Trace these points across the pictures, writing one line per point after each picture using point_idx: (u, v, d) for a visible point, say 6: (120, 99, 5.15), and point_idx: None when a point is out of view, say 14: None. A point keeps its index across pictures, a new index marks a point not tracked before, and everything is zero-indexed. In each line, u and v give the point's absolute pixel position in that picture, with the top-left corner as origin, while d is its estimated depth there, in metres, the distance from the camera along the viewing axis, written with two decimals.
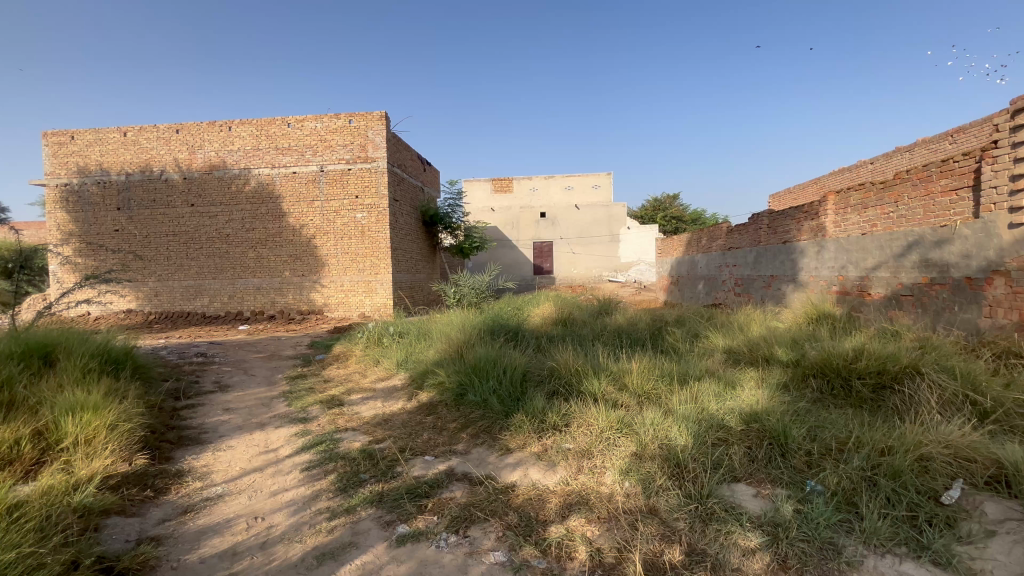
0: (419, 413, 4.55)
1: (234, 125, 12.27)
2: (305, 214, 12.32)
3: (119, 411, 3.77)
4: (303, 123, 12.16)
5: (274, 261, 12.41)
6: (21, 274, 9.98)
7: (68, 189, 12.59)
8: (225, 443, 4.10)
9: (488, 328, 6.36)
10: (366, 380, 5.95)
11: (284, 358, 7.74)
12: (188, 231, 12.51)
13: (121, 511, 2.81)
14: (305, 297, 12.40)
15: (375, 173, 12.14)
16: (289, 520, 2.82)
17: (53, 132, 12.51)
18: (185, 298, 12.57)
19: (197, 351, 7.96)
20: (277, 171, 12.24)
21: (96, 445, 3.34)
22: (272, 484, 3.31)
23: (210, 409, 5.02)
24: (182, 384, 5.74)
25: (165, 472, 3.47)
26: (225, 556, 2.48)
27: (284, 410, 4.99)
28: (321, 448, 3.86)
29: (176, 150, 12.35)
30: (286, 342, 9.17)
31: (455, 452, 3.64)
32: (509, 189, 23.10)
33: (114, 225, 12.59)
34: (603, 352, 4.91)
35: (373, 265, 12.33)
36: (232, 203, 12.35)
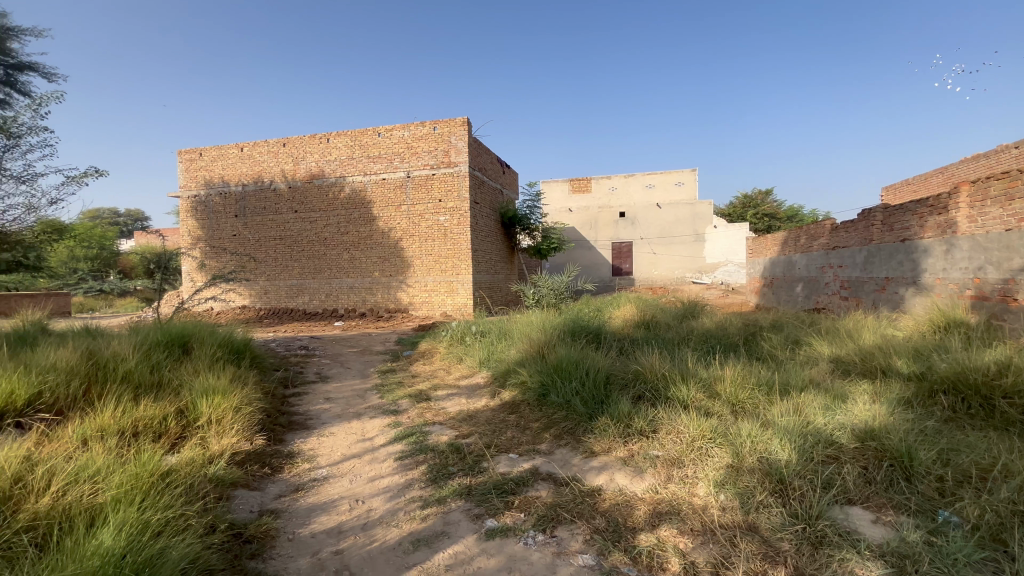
0: (503, 411, 4.64)
1: (332, 137, 13.33)
2: (393, 218, 13.05)
3: (241, 396, 4.25)
4: (391, 132, 12.91)
5: (365, 263, 13.29)
6: (161, 273, 11.61)
7: (198, 200, 14.44)
8: (327, 430, 4.47)
9: (569, 330, 6.34)
10: (450, 377, 6.19)
11: (375, 352, 8.27)
12: (292, 235, 13.79)
13: (246, 484, 3.17)
14: (392, 296, 13.14)
15: (457, 177, 12.54)
16: (386, 505, 3.00)
17: (186, 150, 14.40)
18: (290, 295, 13.87)
19: (300, 344, 8.75)
20: (369, 178, 13.10)
21: (225, 424, 3.79)
22: (369, 470, 3.55)
23: (313, 398, 5.50)
24: (290, 374, 6.35)
25: (279, 452, 3.85)
26: (332, 533, 2.70)
27: (377, 402, 5.33)
28: (412, 439, 4.08)
29: (283, 162, 13.68)
30: (376, 338, 9.79)
31: (539, 452, 3.67)
32: (588, 190, 22.81)
33: (233, 231, 14.20)
34: (692, 357, 4.70)
35: (454, 265, 12.75)
36: (330, 209, 13.42)
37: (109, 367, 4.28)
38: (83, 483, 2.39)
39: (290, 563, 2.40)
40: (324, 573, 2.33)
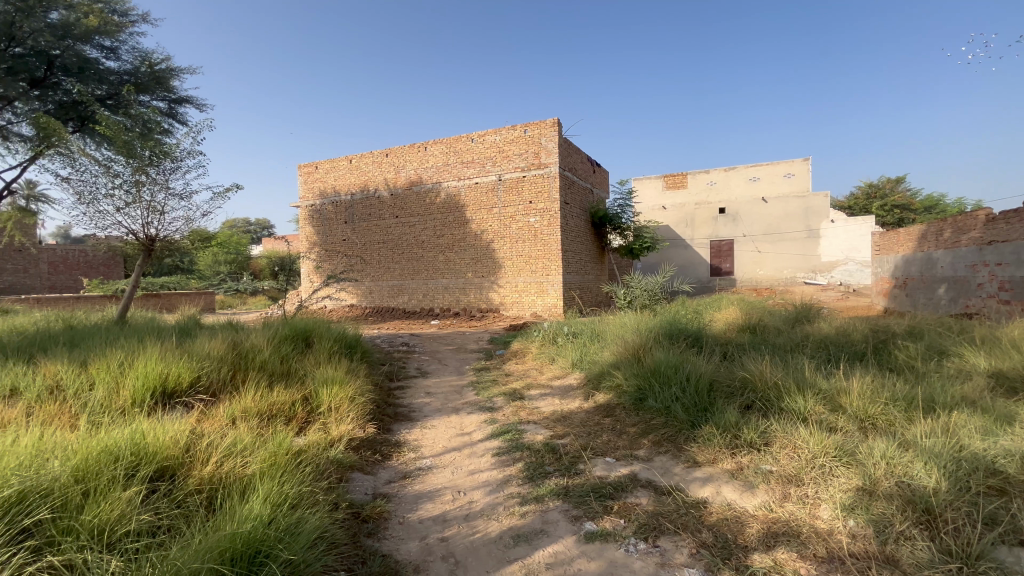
0: (597, 414, 4.58)
1: (429, 145, 14.09)
2: (485, 220, 13.45)
3: (355, 387, 4.64)
4: (484, 137, 13.33)
5: (459, 264, 13.85)
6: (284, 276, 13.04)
7: (315, 208, 16.06)
8: (429, 422, 4.73)
9: (666, 332, 6.08)
10: (543, 377, 6.23)
11: (470, 350, 8.58)
12: (394, 239, 14.79)
13: (361, 468, 3.47)
14: (484, 296, 13.55)
15: (547, 178, 12.59)
16: (486, 499, 3.11)
17: (305, 165, 16.09)
18: (392, 295, 14.89)
19: (402, 341, 9.37)
20: (463, 183, 13.64)
21: (343, 412, 4.17)
22: (469, 464, 3.70)
23: (415, 392, 5.84)
24: (394, 368, 6.80)
25: (388, 440, 4.15)
26: (438, 521, 2.85)
27: (474, 398, 5.54)
28: (508, 436, 4.18)
29: (387, 171, 14.73)
30: (469, 337, 10.16)
31: (637, 457, 3.56)
32: (683, 186, 21.69)
33: (343, 236, 15.59)
34: (809, 365, 4.28)
35: (544, 266, 12.77)
36: (427, 213, 14.19)
37: (249, 358, 4.92)
38: (235, 456, 2.76)
39: (402, 545, 2.57)
40: (431, 558, 2.47)
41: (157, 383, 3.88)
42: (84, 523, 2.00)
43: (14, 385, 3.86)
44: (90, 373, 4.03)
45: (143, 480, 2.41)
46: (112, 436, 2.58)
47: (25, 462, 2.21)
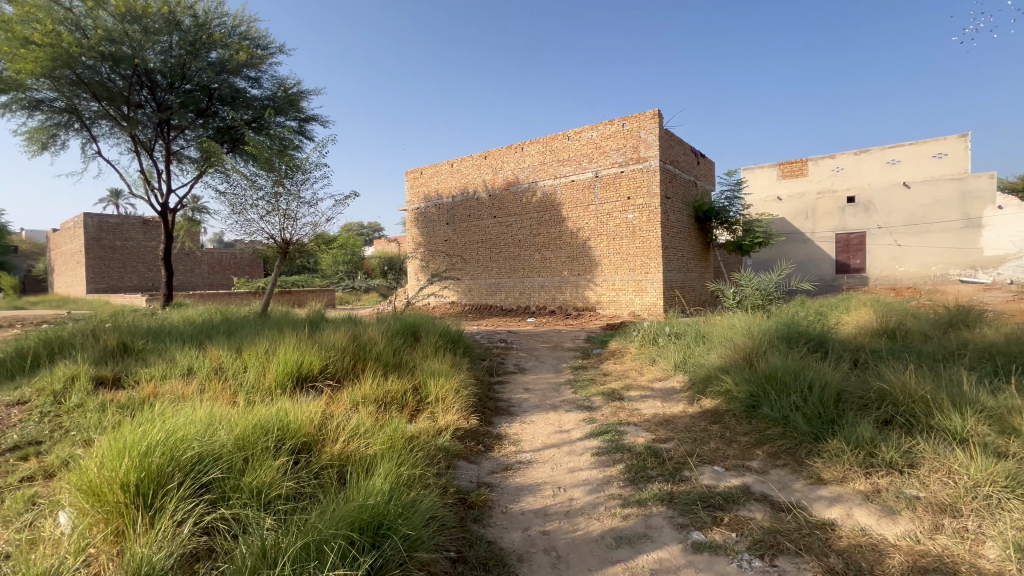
0: (703, 419, 4.33)
1: (526, 145, 14.33)
2: (582, 218, 13.34)
3: (459, 380, 4.90)
4: (581, 134, 13.22)
5: (555, 262, 13.90)
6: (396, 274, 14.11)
7: (420, 211, 17.15)
8: (528, 418, 4.83)
9: (784, 335, 5.56)
10: (643, 378, 6.03)
11: (566, 349, 8.58)
12: (492, 238, 15.27)
13: (466, 457, 3.65)
14: (580, 294, 13.44)
15: (647, 172, 12.11)
16: (587, 497, 3.10)
17: (411, 171, 17.25)
18: (490, 293, 15.40)
19: (500, 337, 9.65)
20: (559, 181, 13.67)
21: (448, 403, 4.41)
22: (569, 461, 3.72)
23: (514, 387, 5.99)
24: (494, 363, 7.03)
25: (490, 432, 4.32)
26: (539, 514, 2.91)
27: (572, 396, 5.54)
28: (608, 437, 4.12)
29: (485, 172, 15.26)
30: (566, 335, 10.16)
31: (750, 469, 3.32)
32: (803, 173, 19.57)
33: (445, 237, 16.46)
34: (969, 378, 3.65)
35: (643, 264, 12.29)
36: (524, 213, 14.45)
37: (367, 349, 5.41)
38: (359, 437, 3.08)
39: (505, 533, 2.67)
40: (534, 549, 2.53)
41: (294, 369, 4.44)
42: (246, 484, 2.37)
43: (189, 365, 4.66)
44: (244, 358, 4.71)
45: (288, 451, 2.79)
46: (263, 413, 3.01)
47: (202, 429, 2.67)
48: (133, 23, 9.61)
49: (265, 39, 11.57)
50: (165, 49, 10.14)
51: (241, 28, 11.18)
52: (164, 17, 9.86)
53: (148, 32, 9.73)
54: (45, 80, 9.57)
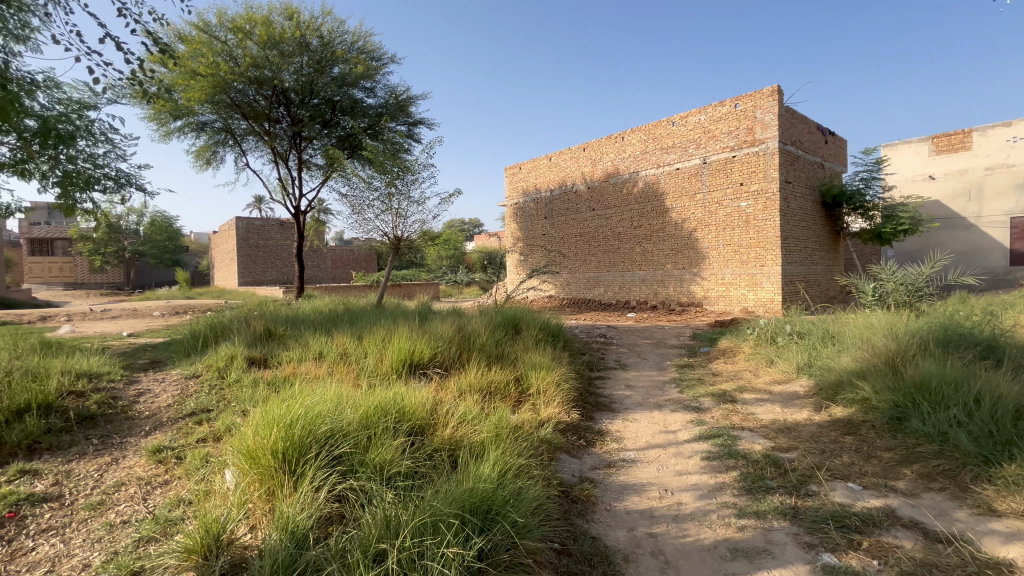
0: (834, 430, 3.86)
1: (627, 134, 13.88)
2: (688, 208, 12.60)
3: (559, 373, 4.91)
4: (687, 119, 12.47)
5: (658, 255, 13.31)
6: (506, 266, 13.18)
7: (519, 206, 17.45)
8: (631, 415, 4.70)
9: (940, 338, 4.75)
10: (760, 380, 5.54)
11: (670, 345, 8.19)
12: (591, 231, 15.06)
13: (568, 451, 3.65)
14: (685, 289, 12.71)
15: (764, 155, 11.04)
16: (697, 503, 2.94)
17: (511, 167, 17.62)
18: (589, 287, 15.21)
19: (600, 332, 9.49)
20: (662, 170, 13.04)
21: (550, 395, 4.44)
22: (676, 463, 3.55)
23: (616, 383, 5.85)
24: (594, 358, 6.94)
25: (591, 427, 4.28)
26: (644, 515, 2.82)
27: (678, 396, 5.28)
28: (719, 441, 3.86)
29: (584, 164, 15.08)
30: (669, 331, 9.69)
31: (895, 489, 2.89)
32: (965, 147, 16.49)
33: (544, 230, 16.58)
34: None
35: (758, 256, 11.28)
36: (624, 204, 14.02)
37: (471, 341, 5.63)
38: (467, 424, 3.22)
39: (610, 531, 2.63)
40: (641, 551, 2.46)
41: (407, 357, 4.77)
42: (371, 459, 2.61)
43: (320, 350, 5.22)
44: (364, 345, 5.18)
45: (405, 433, 3.01)
46: (383, 396, 3.28)
47: (333, 407, 2.98)
48: (272, 49, 10.98)
49: (379, 51, 12.48)
50: (298, 68, 11.40)
51: (359, 43, 12.17)
52: (296, 40, 11.13)
53: (284, 55, 11.06)
54: (208, 105, 11.29)
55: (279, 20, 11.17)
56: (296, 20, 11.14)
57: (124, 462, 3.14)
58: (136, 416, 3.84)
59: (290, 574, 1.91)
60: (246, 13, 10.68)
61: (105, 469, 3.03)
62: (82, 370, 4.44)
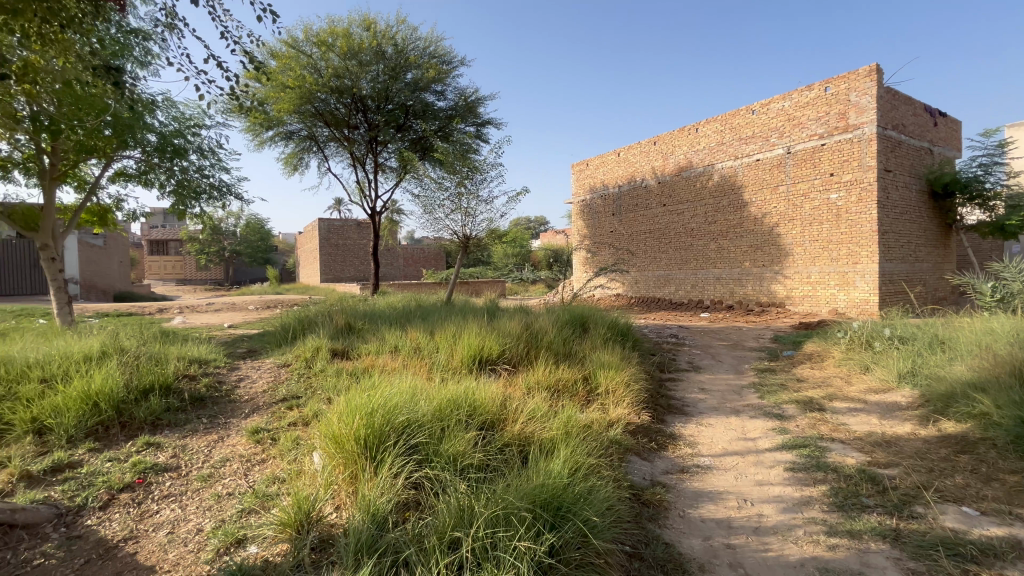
0: (944, 447, 3.45)
1: (702, 125, 13.24)
2: (769, 202, 11.79)
3: (629, 373, 4.80)
4: (769, 106, 11.68)
5: (735, 252, 12.58)
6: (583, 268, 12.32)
7: (586, 203, 17.25)
8: (705, 420, 4.49)
9: None
10: (853, 388, 5.08)
11: (748, 348, 7.72)
12: (661, 228, 14.57)
13: (638, 453, 3.57)
14: (765, 288, 11.92)
15: (859, 142, 10.08)
16: (780, 515, 2.76)
17: (578, 163, 17.45)
18: (658, 286, 14.71)
19: (671, 332, 9.15)
20: (740, 162, 12.31)
21: (619, 396, 4.35)
22: (756, 473, 3.35)
23: (688, 386, 5.62)
24: (665, 359, 6.71)
25: (662, 430, 4.14)
26: (721, 525, 2.70)
27: (757, 401, 4.97)
28: (805, 452, 3.59)
29: (654, 159, 14.60)
30: (747, 333, 9.14)
31: (1022, 519, 2.54)
32: None
33: (611, 227, 16.26)
34: None
35: (850, 253, 10.32)
36: (698, 199, 13.41)
37: (539, 338, 5.65)
38: (536, 421, 3.24)
39: (683, 538, 2.54)
40: (717, 561, 2.35)
41: (477, 352, 4.89)
42: (445, 450, 2.71)
43: (395, 344, 5.49)
44: (436, 340, 5.37)
45: (477, 426, 3.09)
46: (455, 390, 3.38)
47: (409, 399, 3.12)
48: (352, 59, 11.67)
49: (450, 54, 12.82)
50: (375, 76, 12.02)
51: (431, 48, 12.58)
52: (374, 49, 11.76)
53: (362, 64, 11.73)
54: (296, 115, 12.22)
55: (358, 31, 11.83)
56: (373, 30, 11.75)
57: (228, 439, 3.50)
58: (237, 399, 4.27)
59: (372, 554, 2.04)
60: (329, 27, 11.44)
61: (213, 446, 3.40)
62: (194, 357, 5.00)
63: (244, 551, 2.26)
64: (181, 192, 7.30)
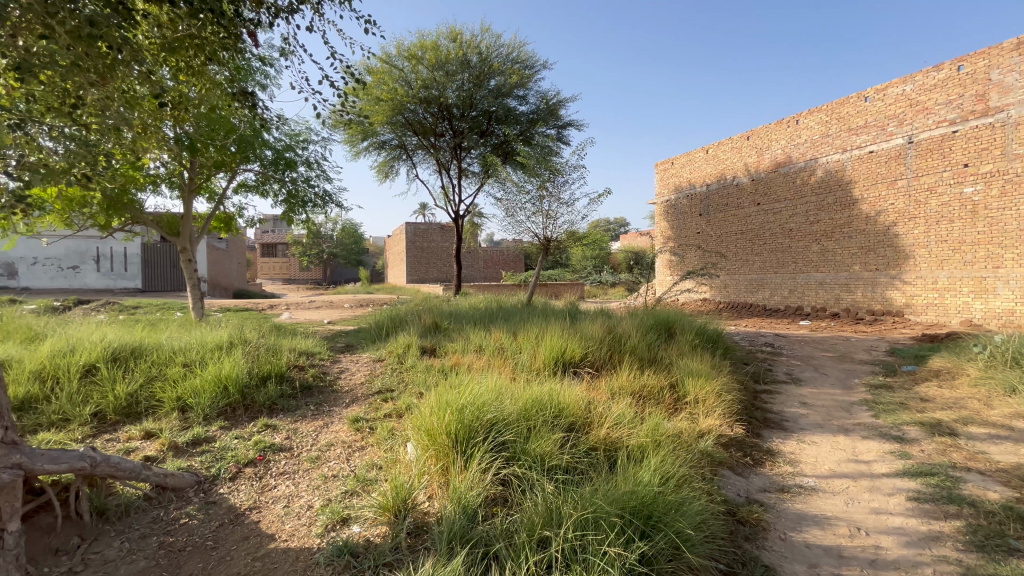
0: None
1: (804, 116, 12.18)
2: (885, 198, 10.56)
3: (721, 383, 4.55)
4: (886, 91, 10.46)
5: (842, 254, 11.42)
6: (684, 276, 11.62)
7: (670, 203, 16.58)
8: (808, 437, 4.13)
9: None
10: (993, 413, 4.39)
11: (858, 361, 6.97)
12: (755, 229, 13.61)
13: (732, 468, 3.36)
14: (879, 295, 10.68)
15: (1002, 127, 8.70)
16: (901, 550, 2.47)
17: (662, 162, 16.84)
18: (751, 290, 13.77)
19: (766, 341, 8.51)
20: (849, 154, 11.14)
21: (710, 406, 4.14)
22: (871, 500, 3.02)
23: (787, 399, 5.19)
24: (759, 370, 6.26)
25: (758, 446, 3.88)
26: (830, 553, 2.47)
27: (871, 421, 4.47)
28: (933, 481, 3.17)
29: (748, 155, 13.68)
30: (857, 344, 8.25)
31: None
32: None
33: (698, 228, 15.49)
34: None
35: (989, 255, 8.94)
36: (798, 197, 12.35)
37: (622, 343, 5.54)
38: (623, 427, 3.19)
39: (786, 563, 2.36)
40: None
41: (560, 355, 4.90)
42: (532, 450, 2.75)
43: (480, 343, 5.65)
44: (518, 341, 5.46)
45: (563, 428, 3.10)
46: (540, 390, 3.42)
47: (496, 398, 3.20)
48: (439, 70, 12.25)
49: (532, 59, 12.98)
50: (460, 85, 12.50)
51: (513, 54, 12.83)
52: (459, 59, 12.24)
53: (449, 74, 12.25)
54: (388, 126, 13.05)
55: (445, 43, 12.38)
56: (459, 41, 12.23)
57: (332, 426, 3.83)
58: (339, 389, 4.65)
59: (464, 543, 2.12)
60: (419, 41, 12.08)
61: (319, 431, 3.73)
62: (303, 349, 5.54)
63: (348, 530, 2.45)
64: (291, 201, 8.10)
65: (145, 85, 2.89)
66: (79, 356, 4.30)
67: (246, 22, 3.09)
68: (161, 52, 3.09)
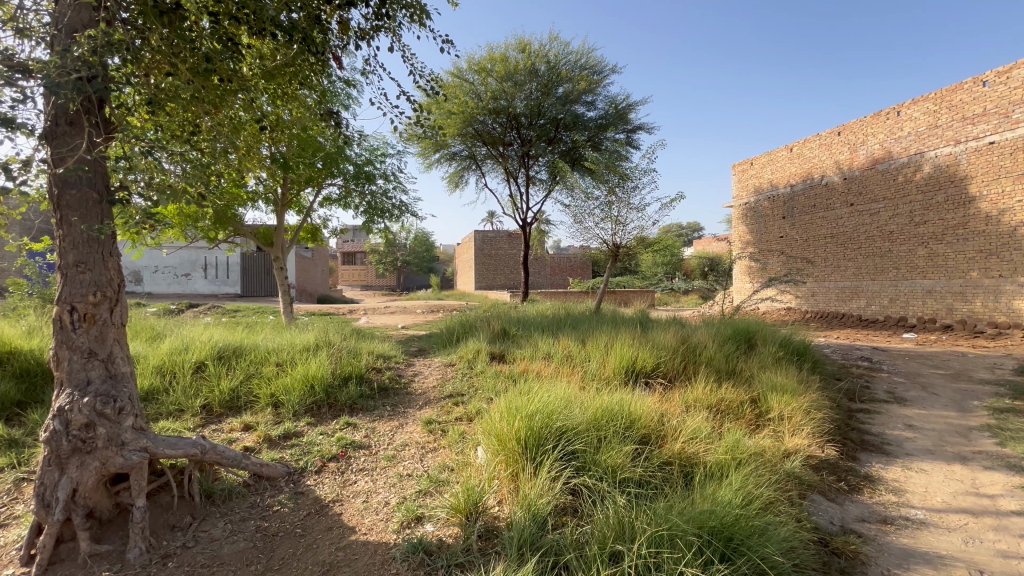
0: None
1: (906, 106, 11.02)
2: (1008, 194, 9.27)
3: (810, 400, 4.20)
4: (1009, 74, 9.21)
5: (956, 259, 10.16)
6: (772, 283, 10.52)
7: (748, 206, 15.66)
8: (916, 464, 3.69)
9: None
10: None
11: (978, 381, 6.12)
12: (847, 232, 12.50)
13: (823, 493, 3.09)
14: (1003, 305, 9.36)
15: None
16: None
17: (740, 163, 16.00)
18: (843, 299, 12.62)
19: (862, 355, 7.74)
20: (964, 146, 9.91)
21: (796, 424, 3.83)
22: (997, 540, 2.64)
23: (888, 420, 4.68)
24: (855, 386, 5.70)
25: (854, 470, 3.53)
26: None
27: (996, 449, 3.91)
28: None
29: (839, 151, 12.60)
30: (975, 361, 7.27)
31: None
32: None
33: (780, 232, 14.49)
34: None
35: None
36: (899, 195, 11.21)
37: (697, 353, 5.29)
38: (699, 442, 3.05)
39: None
40: None
41: (630, 364, 4.78)
42: (603, 461, 2.71)
43: (548, 351, 5.65)
44: (587, 349, 5.40)
45: (635, 440, 3.01)
46: (610, 400, 3.36)
47: (566, 406, 3.18)
48: (508, 81, 12.49)
49: (601, 64, 12.87)
50: (529, 94, 12.67)
51: (582, 60, 12.80)
52: (528, 69, 12.44)
53: (517, 84, 12.46)
54: (459, 137, 13.50)
55: (514, 54, 12.63)
56: (528, 51, 12.44)
57: (407, 427, 4.00)
58: (413, 391, 4.86)
59: (534, 552, 2.13)
60: (489, 54, 12.43)
61: (395, 431, 3.92)
62: (380, 353, 5.85)
63: (422, 528, 2.54)
64: (370, 212, 8.60)
65: (248, 112, 3.21)
66: (191, 354, 4.84)
67: (333, 49, 3.34)
68: (263, 81, 3.43)
